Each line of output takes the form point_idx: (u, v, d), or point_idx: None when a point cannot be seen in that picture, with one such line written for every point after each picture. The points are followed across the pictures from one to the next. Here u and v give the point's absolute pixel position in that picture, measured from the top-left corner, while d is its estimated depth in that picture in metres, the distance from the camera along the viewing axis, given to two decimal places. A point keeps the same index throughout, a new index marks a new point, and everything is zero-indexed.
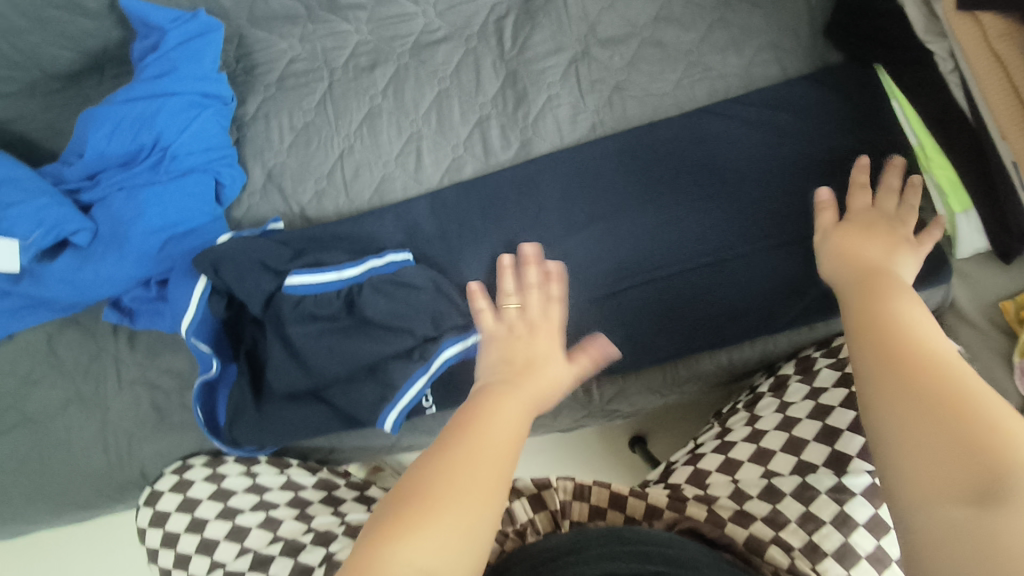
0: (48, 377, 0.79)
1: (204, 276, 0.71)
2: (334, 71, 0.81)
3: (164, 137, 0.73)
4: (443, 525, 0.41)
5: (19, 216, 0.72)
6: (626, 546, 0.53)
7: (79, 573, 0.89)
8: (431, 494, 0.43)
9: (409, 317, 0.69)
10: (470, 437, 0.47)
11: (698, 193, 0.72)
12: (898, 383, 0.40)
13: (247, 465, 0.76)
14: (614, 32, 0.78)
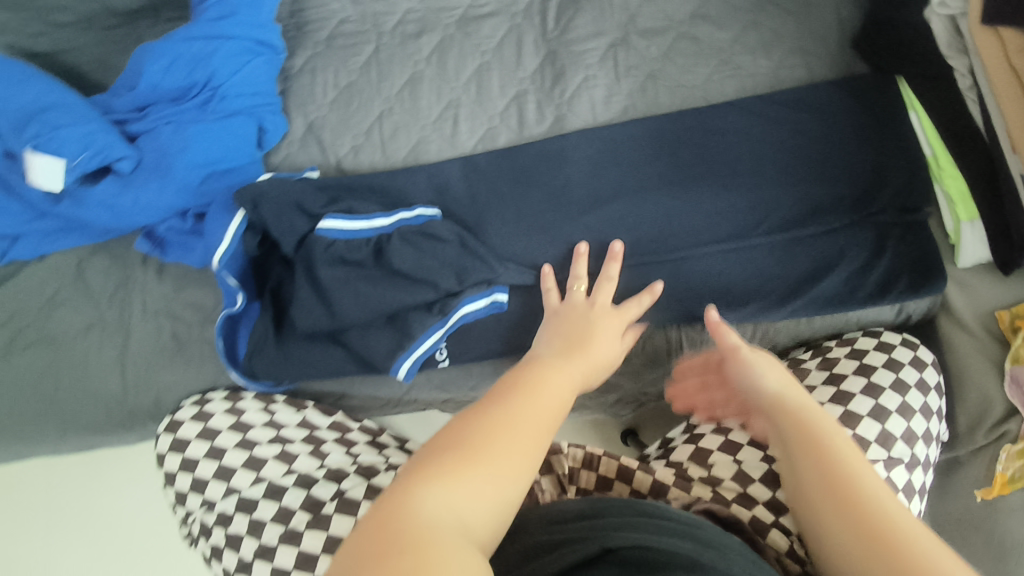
0: (73, 300, 0.80)
1: (242, 212, 0.73)
2: (382, 34, 0.85)
3: (216, 78, 0.77)
4: (485, 481, 0.45)
5: (66, 137, 0.74)
6: (644, 518, 0.56)
7: (90, 501, 0.92)
8: (478, 449, 0.46)
9: (434, 270, 0.71)
10: (516, 403, 0.50)
11: (720, 179, 0.75)
12: (818, 467, 0.47)
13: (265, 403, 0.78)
14: (653, 24, 0.82)
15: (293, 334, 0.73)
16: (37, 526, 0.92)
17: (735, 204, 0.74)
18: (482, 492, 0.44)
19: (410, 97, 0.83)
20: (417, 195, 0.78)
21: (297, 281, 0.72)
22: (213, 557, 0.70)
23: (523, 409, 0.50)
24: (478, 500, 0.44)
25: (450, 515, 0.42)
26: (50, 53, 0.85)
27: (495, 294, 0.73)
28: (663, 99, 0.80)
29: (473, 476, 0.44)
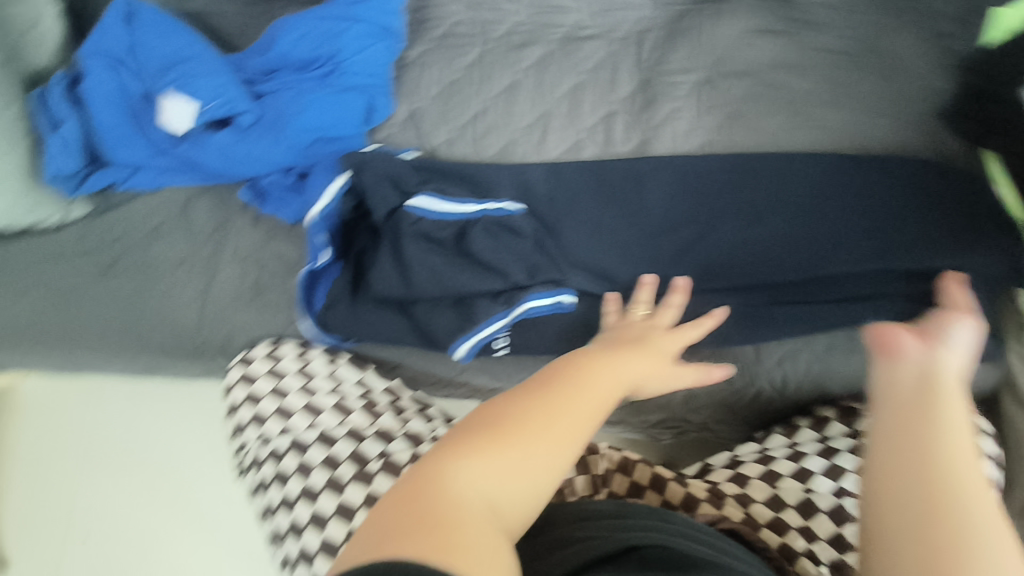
0: (173, 233, 0.87)
1: (346, 175, 0.79)
2: (489, 40, 0.90)
3: (341, 54, 0.84)
4: (515, 468, 0.44)
5: (201, 85, 0.82)
6: (668, 524, 0.58)
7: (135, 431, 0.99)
8: (513, 434, 0.45)
9: (506, 261, 0.75)
10: (560, 394, 0.49)
11: (801, 215, 0.77)
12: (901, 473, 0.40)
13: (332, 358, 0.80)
14: (742, 67, 0.84)
15: (366, 296, 0.77)
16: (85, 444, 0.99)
17: (812, 250, 0.74)
18: (510, 483, 0.43)
19: (506, 101, 0.87)
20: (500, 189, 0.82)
21: (381, 251, 0.76)
22: (259, 489, 0.72)
23: (564, 401, 0.49)
24: (507, 489, 0.43)
25: (478, 499, 0.42)
26: (196, 14, 0.95)
27: (561, 295, 0.75)
28: (736, 141, 0.82)
29: (505, 462, 0.44)
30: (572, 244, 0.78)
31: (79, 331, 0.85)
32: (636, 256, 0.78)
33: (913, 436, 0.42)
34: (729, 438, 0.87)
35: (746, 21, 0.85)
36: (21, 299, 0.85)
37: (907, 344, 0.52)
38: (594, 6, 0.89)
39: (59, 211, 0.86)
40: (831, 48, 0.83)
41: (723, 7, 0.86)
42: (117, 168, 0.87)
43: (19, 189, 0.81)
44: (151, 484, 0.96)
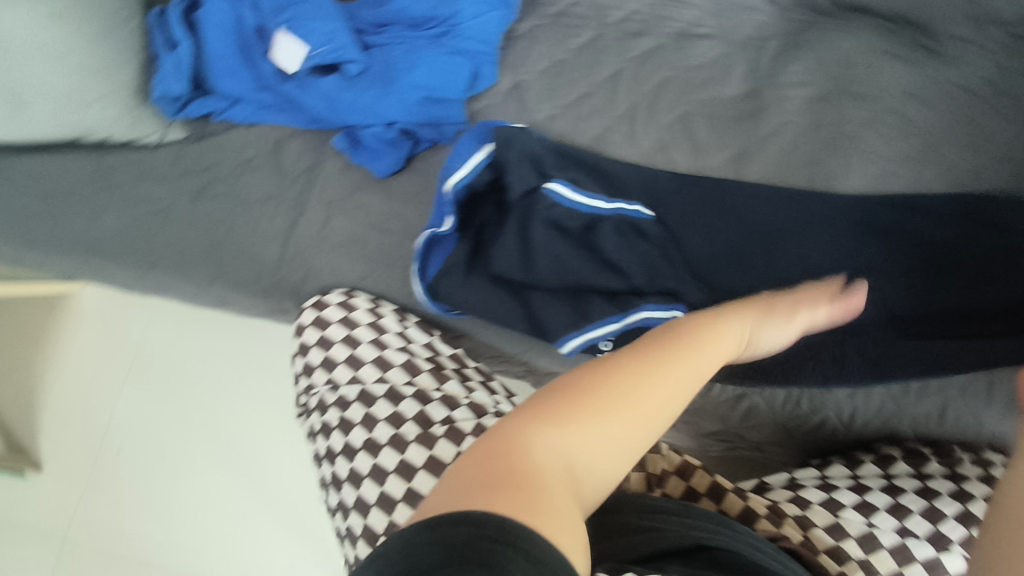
0: (263, 169, 0.88)
1: (489, 150, 0.79)
2: (604, 25, 0.89)
3: (458, 17, 0.84)
4: (597, 437, 0.43)
5: (315, 28, 0.82)
6: (729, 531, 0.56)
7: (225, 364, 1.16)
8: (599, 403, 0.45)
9: (631, 265, 0.78)
10: (646, 366, 0.48)
11: (896, 256, 0.76)
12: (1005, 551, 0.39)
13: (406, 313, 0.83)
14: (864, 89, 0.81)
15: (482, 270, 0.78)
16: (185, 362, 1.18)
17: (896, 287, 0.76)
18: (594, 451, 0.43)
19: (610, 90, 0.87)
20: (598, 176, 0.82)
21: (507, 229, 0.79)
22: (320, 433, 0.73)
23: (650, 374, 0.47)
24: (590, 458, 0.43)
25: (562, 465, 0.42)
26: None
27: (676, 311, 0.76)
28: (852, 174, 0.79)
29: (588, 431, 0.43)
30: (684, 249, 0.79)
31: (161, 249, 0.87)
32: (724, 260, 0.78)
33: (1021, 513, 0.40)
34: (784, 463, 0.85)
35: (879, 40, 0.82)
36: (110, 212, 0.88)
37: None
38: (717, 5, 0.87)
39: (157, 130, 0.88)
40: (962, 85, 0.79)
41: (857, 23, 0.84)
42: (219, 98, 0.88)
43: (124, 104, 0.83)
44: (236, 404, 1.13)
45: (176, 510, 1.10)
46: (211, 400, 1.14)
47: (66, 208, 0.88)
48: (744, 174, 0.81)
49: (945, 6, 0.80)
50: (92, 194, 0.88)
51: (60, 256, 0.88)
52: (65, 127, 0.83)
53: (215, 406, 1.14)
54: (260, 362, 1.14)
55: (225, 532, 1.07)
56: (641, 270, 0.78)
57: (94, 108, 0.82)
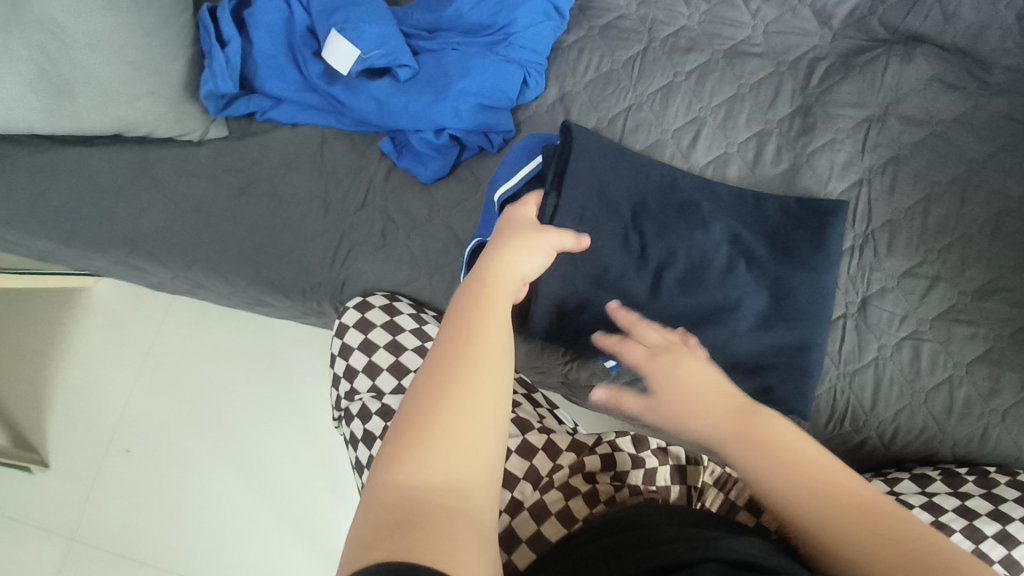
0: (305, 169, 0.87)
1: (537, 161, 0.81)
2: (654, 40, 0.90)
3: (512, 26, 0.83)
4: (459, 441, 0.39)
5: (368, 32, 0.82)
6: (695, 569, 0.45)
7: (249, 362, 1.15)
8: (443, 412, 0.40)
9: (685, 286, 0.75)
10: (472, 344, 0.43)
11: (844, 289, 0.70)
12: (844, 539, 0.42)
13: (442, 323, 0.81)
14: (913, 113, 0.83)
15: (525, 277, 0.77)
16: (204, 359, 1.17)
17: (931, 308, 0.78)
18: (466, 458, 0.39)
19: (657, 104, 0.88)
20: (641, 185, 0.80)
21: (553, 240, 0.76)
22: (362, 441, 0.71)
23: (474, 353, 0.43)
24: (469, 464, 0.39)
25: (443, 483, 0.38)
26: None
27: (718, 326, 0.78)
28: (899, 196, 0.82)
29: (453, 443, 0.39)
30: (728, 260, 0.77)
31: (200, 247, 0.86)
32: (772, 272, 0.77)
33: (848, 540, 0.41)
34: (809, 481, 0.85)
35: (931, 67, 0.84)
36: (150, 208, 0.87)
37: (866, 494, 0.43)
38: (769, 26, 0.88)
39: (199, 128, 0.87)
40: (1007, 112, 0.82)
41: (909, 49, 0.85)
42: (264, 98, 0.89)
43: (172, 99, 0.83)
44: (255, 406, 1.13)
45: (186, 515, 1.08)
46: (230, 405, 1.14)
47: (107, 202, 0.87)
48: (793, 189, 0.83)
49: (998, 38, 0.82)
50: (133, 188, 0.87)
51: (98, 250, 0.87)
52: (110, 121, 0.82)
53: (233, 411, 1.13)
54: (283, 363, 1.14)
55: (236, 539, 1.06)
56: (688, 283, 0.76)
57: (141, 103, 0.82)
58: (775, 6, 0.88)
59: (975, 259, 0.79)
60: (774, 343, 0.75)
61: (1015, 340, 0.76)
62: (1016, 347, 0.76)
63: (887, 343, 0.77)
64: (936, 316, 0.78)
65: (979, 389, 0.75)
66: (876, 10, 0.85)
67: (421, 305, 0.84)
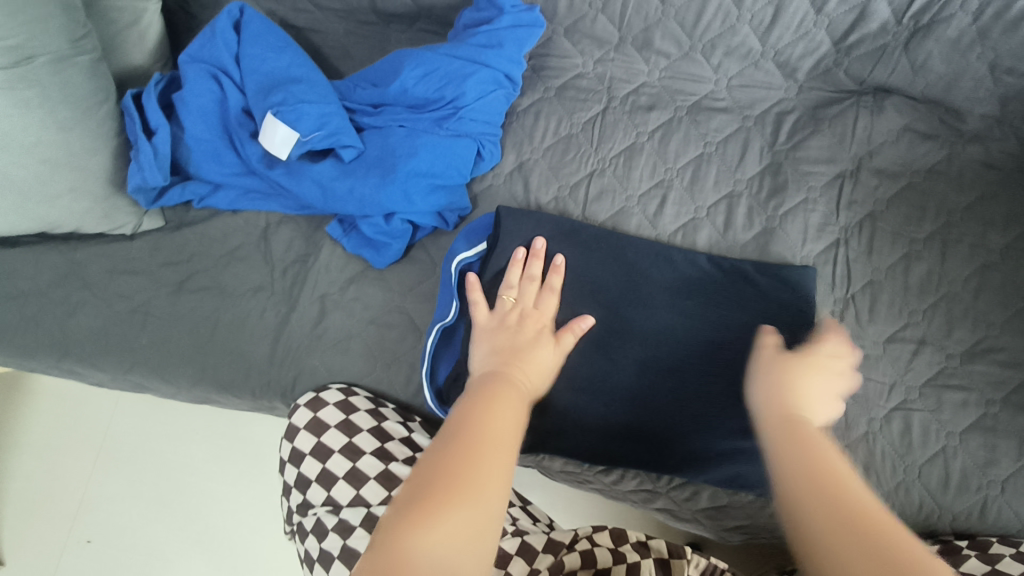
0: (250, 259, 0.82)
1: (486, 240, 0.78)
2: (613, 99, 0.85)
3: (462, 100, 0.78)
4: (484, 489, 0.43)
5: (306, 113, 0.77)
6: None
7: (215, 443, 1.09)
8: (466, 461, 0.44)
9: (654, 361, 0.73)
10: (502, 434, 0.48)
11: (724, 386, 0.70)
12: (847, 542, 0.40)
13: (403, 418, 0.75)
14: (888, 165, 0.79)
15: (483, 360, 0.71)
16: (167, 440, 1.10)
17: (919, 374, 0.74)
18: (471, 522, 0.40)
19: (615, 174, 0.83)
20: (597, 266, 0.76)
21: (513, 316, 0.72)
22: (318, 561, 0.65)
23: (499, 429, 0.49)
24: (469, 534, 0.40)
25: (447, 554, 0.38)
26: (302, 29, 0.90)
27: None
28: (879, 255, 0.78)
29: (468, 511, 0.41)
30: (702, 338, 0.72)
31: (139, 348, 0.80)
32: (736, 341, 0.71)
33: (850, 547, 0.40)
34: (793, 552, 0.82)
35: (902, 117, 0.80)
36: (82, 309, 0.81)
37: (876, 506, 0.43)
38: (732, 80, 0.84)
39: (131, 221, 0.81)
40: (983, 160, 0.78)
41: (878, 100, 0.81)
42: (201, 184, 0.83)
43: (98, 193, 0.77)
44: (219, 485, 1.06)
45: None
46: (194, 486, 1.06)
47: (33, 305, 0.81)
48: (767, 253, 0.78)
49: (970, 88, 0.77)
50: (61, 290, 0.81)
51: (28, 358, 0.80)
52: (29, 222, 0.75)
53: (197, 493, 1.06)
54: (249, 444, 1.08)
55: None
56: (655, 367, 0.72)
57: (62, 201, 0.75)
58: (738, 60, 0.83)
59: (962, 318, 0.75)
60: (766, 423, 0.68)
61: (1008, 404, 0.72)
62: (1010, 411, 0.71)
63: (876, 416, 0.73)
64: (925, 382, 0.74)
65: (976, 458, 0.71)
66: (842, 62, 0.81)
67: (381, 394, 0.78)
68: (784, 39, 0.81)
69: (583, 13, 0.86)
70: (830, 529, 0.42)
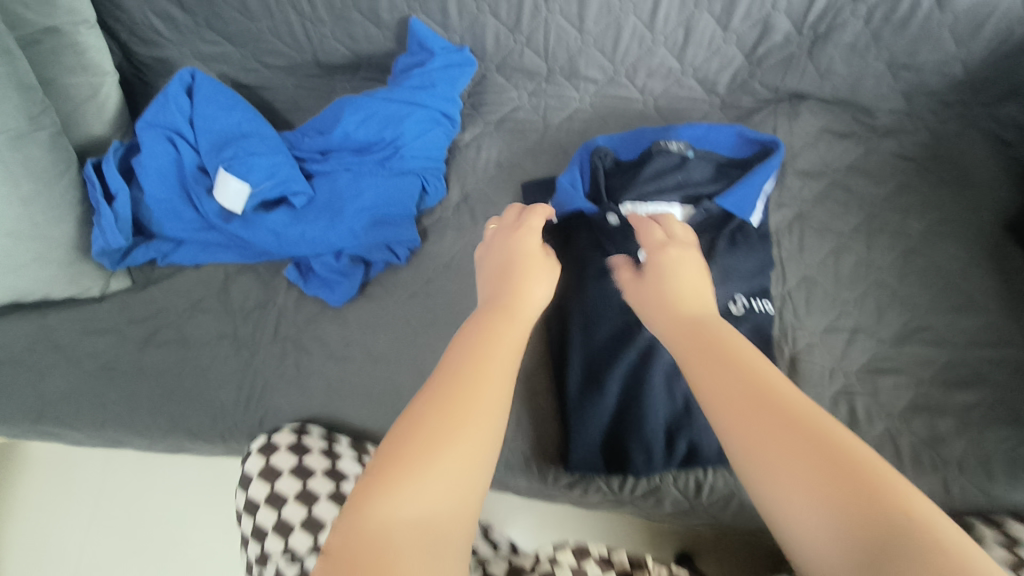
0: (212, 310, 0.87)
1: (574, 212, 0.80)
2: (549, 127, 0.90)
3: (402, 139, 0.83)
4: (463, 468, 0.37)
5: (256, 166, 0.82)
6: None
7: (199, 500, 1.03)
8: (436, 443, 0.37)
9: None
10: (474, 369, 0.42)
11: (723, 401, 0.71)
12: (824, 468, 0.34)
13: (359, 453, 0.77)
14: (810, 166, 0.84)
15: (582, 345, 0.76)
16: (156, 498, 1.04)
17: (859, 356, 0.75)
18: (445, 483, 0.36)
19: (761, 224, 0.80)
20: (600, 294, 0.77)
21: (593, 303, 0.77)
22: None
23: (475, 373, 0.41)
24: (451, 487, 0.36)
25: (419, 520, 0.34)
26: (253, 87, 0.95)
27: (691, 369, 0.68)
28: (810, 253, 0.81)
29: (438, 471, 0.36)
30: None
31: (111, 405, 0.83)
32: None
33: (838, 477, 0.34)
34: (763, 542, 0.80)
35: (817, 120, 0.85)
36: (55, 370, 0.85)
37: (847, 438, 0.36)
38: (658, 100, 0.88)
39: (98, 283, 0.86)
40: (899, 152, 0.83)
41: (794, 105, 0.85)
42: (163, 242, 0.88)
43: (63, 259, 0.81)
44: (205, 547, 1.00)
45: None
46: (181, 550, 1.00)
47: (7, 373, 0.84)
48: None
49: (874, 86, 0.82)
50: (35, 355, 0.85)
51: (9, 424, 0.83)
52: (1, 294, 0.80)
53: (182, 557, 1.00)
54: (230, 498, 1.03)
55: None
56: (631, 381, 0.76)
57: (29, 269, 0.79)
58: (660, 80, 0.86)
59: (887, 305, 0.77)
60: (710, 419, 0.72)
61: (936, 382, 0.72)
62: (940, 389, 0.72)
63: (823, 401, 0.73)
64: (862, 369, 0.74)
65: (919, 435, 0.70)
66: (756, 74, 0.84)
67: (335, 429, 0.80)
68: (699, 58, 0.83)
69: (509, 48, 0.87)
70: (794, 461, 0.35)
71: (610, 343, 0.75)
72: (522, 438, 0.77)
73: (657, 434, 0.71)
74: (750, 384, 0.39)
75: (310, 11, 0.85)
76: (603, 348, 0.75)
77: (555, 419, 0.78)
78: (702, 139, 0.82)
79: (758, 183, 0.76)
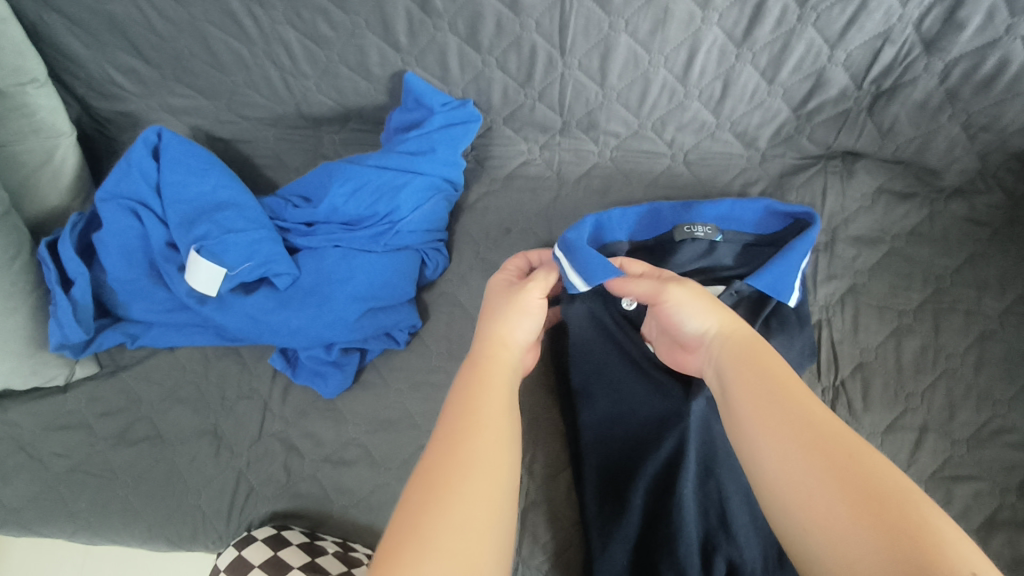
0: (189, 400, 0.77)
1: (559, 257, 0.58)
2: (564, 185, 0.80)
3: (397, 213, 0.74)
4: (468, 529, 0.34)
5: (233, 244, 0.72)
6: None
7: None
8: (447, 505, 0.35)
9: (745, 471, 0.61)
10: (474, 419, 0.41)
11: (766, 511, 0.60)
12: (847, 501, 0.34)
13: (346, 567, 0.64)
14: (864, 233, 0.74)
15: (591, 448, 0.68)
16: None
17: (934, 462, 0.65)
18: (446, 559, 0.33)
19: (800, 304, 0.67)
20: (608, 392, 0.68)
21: (602, 398, 0.68)
22: None
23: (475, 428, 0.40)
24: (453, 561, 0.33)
25: None
26: (230, 140, 0.84)
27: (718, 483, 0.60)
28: (866, 335, 0.71)
29: (446, 537, 0.34)
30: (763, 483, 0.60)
31: (79, 514, 0.73)
32: (710, 417, 0.61)
33: (861, 498, 0.33)
34: None
35: (875, 179, 0.76)
36: (18, 474, 0.75)
37: (874, 461, 0.36)
38: (688, 154, 0.78)
39: (62, 371, 0.76)
40: (967, 216, 0.73)
41: (848, 164, 0.76)
42: (132, 323, 0.78)
43: (21, 352, 0.72)
44: None
45: None
46: None
47: None
48: None
49: (944, 147, 0.71)
50: None
51: None
52: None
53: None
54: None
55: None
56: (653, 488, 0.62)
57: None
58: (692, 133, 0.75)
59: (965, 399, 0.67)
60: (749, 523, 0.60)
61: None
62: None
63: None
64: (935, 478, 0.64)
65: (1004, 558, 0.60)
66: (803, 129, 0.73)
67: (318, 532, 0.70)
68: (738, 111, 0.72)
69: (519, 102, 0.76)
70: (821, 489, 0.35)
71: (625, 444, 0.65)
72: (544, 552, 0.67)
73: (689, 553, 0.58)
74: (797, 419, 0.39)
75: (292, 64, 0.75)
76: (619, 450, 0.66)
77: (569, 524, 0.68)
78: (727, 217, 0.68)
79: (795, 262, 0.61)
